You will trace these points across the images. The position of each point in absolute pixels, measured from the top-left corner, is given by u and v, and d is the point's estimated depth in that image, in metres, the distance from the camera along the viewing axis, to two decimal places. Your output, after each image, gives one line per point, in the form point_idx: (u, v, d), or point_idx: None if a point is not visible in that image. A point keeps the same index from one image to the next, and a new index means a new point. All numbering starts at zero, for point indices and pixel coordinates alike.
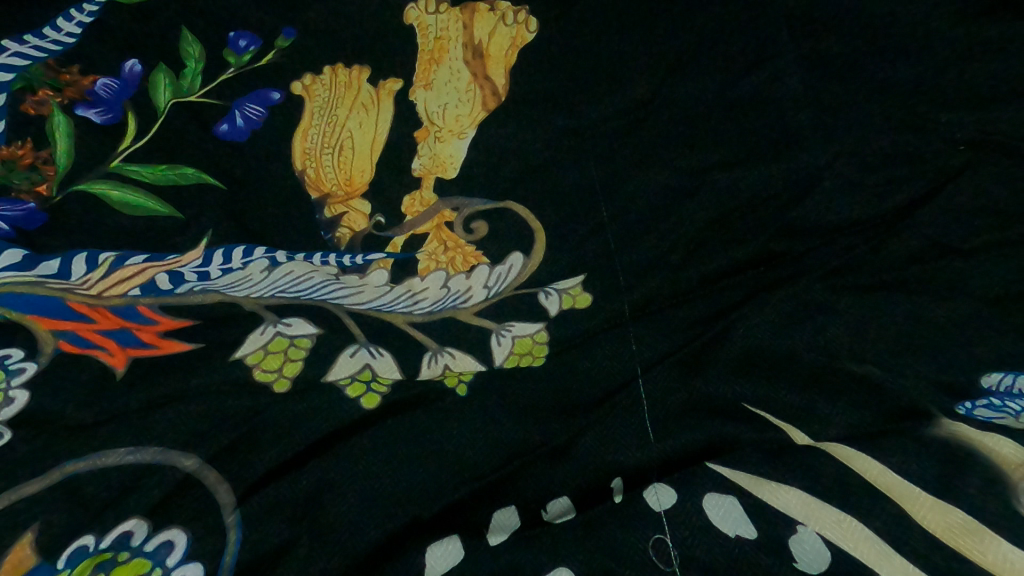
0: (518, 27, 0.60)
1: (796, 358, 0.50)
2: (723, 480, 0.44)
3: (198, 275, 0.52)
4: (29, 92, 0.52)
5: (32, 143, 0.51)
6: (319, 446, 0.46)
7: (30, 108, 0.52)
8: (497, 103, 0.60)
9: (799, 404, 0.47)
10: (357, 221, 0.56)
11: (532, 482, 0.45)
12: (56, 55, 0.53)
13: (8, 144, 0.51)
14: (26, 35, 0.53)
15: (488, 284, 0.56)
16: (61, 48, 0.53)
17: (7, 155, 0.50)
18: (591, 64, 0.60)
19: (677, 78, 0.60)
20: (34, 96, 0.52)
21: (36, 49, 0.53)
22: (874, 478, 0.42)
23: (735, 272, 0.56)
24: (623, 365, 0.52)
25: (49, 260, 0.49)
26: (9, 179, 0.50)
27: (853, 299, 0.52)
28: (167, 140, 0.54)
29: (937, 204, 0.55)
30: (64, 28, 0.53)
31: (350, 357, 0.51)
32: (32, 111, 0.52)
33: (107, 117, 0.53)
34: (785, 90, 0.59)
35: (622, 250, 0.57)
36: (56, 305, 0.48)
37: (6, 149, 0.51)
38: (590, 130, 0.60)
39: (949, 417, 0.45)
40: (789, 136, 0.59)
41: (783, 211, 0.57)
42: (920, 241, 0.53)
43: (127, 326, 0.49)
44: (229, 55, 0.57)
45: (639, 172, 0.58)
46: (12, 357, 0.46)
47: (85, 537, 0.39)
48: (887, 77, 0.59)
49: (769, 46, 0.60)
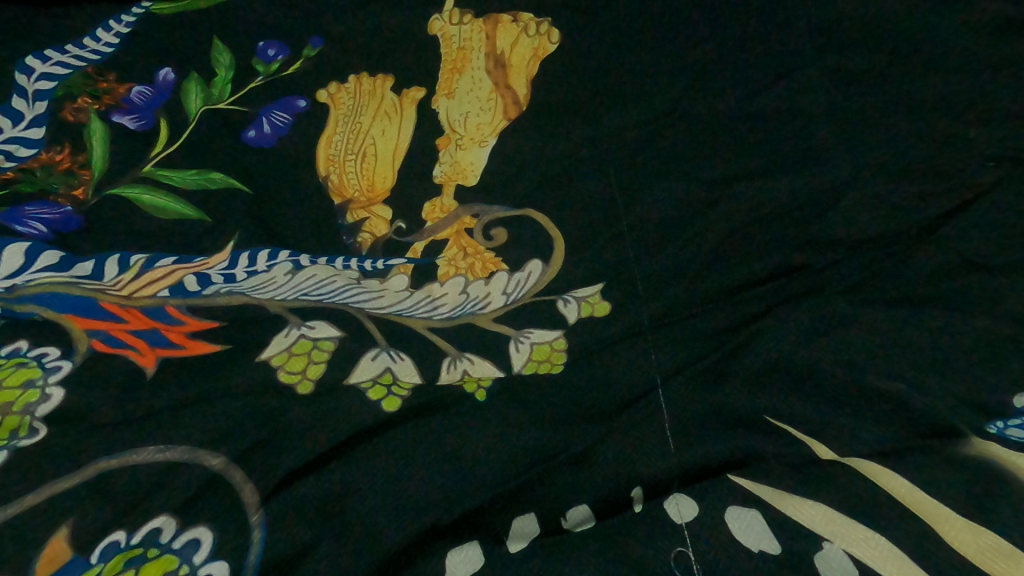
0: (540, 38, 0.62)
1: (820, 371, 0.49)
2: (746, 493, 0.44)
3: (225, 277, 0.52)
4: (71, 101, 0.55)
5: (69, 148, 0.53)
6: (340, 448, 0.46)
7: (69, 115, 0.54)
8: (519, 111, 0.61)
9: (823, 418, 0.47)
10: (379, 227, 0.57)
11: (552, 490, 0.45)
12: (96, 63, 0.56)
13: (49, 150, 0.53)
14: (68, 46, 0.57)
15: (508, 290, 0.56)
16: (101, 56, 0.57)
17: (46, 159, 0.53)
18: (613, 76, 0.61)
19: (699, 88, 0.60)
20: (73, 103, 0.54)
21: (76, 58, 0.56)
22: (902, 496, 0.42)
23: (760, 282, 0.54)
24: (644, 374, 0.51)
25: (83, 261, 0.50)
26: (48, 184, 0.52)
27: (882, 312, 0.50)
28: (198, 144, 0.56)
29: (967, 216, 0.53)
30: (103, 39, 0.57)
31: (371, 360, 0.51)
32: (70, 118, 0.54)
33: (141, 123, 0.55)
34: (805, 101, 0.59)
35: (643, 258, 0.56)
36: (88, 305, 0.49)
37: (46, 155, 0.53)
38: (611, 138, 0.60)
39: (978, 436, 0.44)
40: (814, 145, 0.58)
41: (807, 222, 0.56)
42: (949, 254, 0.52)
43: (157, 326, 0.50)
44: (258, 64, 0.59)
45: (660, 182, 0.58)
46: (49, 356, 0.47)
47: (116, 532, 0.40)
48: (915, 91, 0.58)
49: (789, 56, 0.60)
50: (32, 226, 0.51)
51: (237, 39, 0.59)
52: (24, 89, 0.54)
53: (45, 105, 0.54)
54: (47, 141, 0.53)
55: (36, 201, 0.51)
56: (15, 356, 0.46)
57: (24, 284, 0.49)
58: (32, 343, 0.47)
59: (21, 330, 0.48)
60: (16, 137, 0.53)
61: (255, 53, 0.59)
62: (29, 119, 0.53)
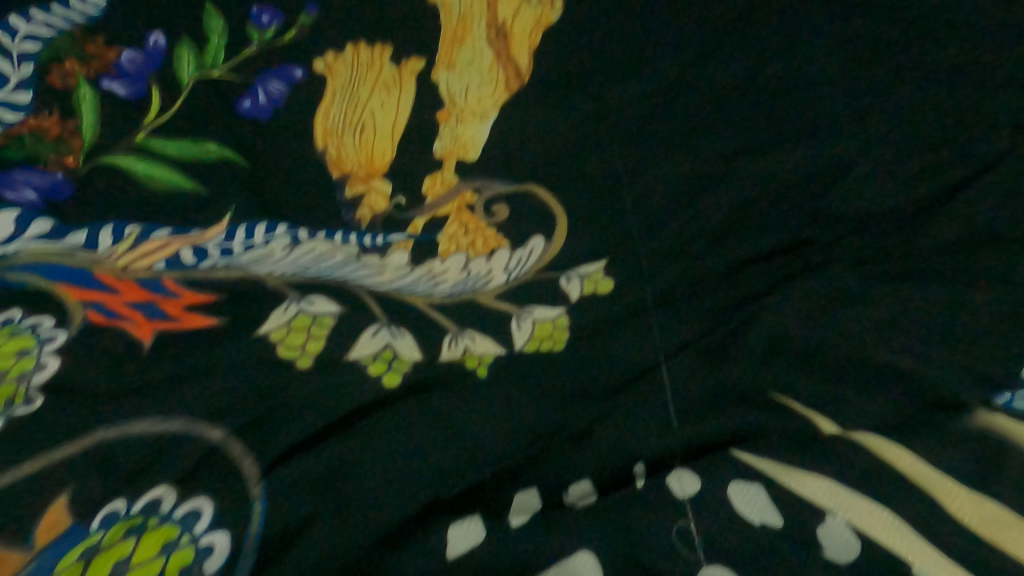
0: (543, 7, 0.60)
1: (824, 346, 0.49)
2: (749, 467, 0.43)
3: (222, 251, 0.51)
4: (58, 65, 0.53)
5: (59, 114, 0.52)
6: (340, 423, 0.46)
7: (57, 79, 0.53)
8: (520, 83, 0.59)
9: (829, 393, 0.46)
10: (378, 202, 0.56)
11: (553, 466, 0.46)
12: (82, 25, 0.54)
13: (37, 115, 0.51)
14: (52, 6, 0.55)
15: (509, 267, 0.55)
16: (88, 18, 0.55)
17: (35, 125, 0.51)
18: (617, 48, 0.60)
19: (705, 60, 0.59)
20: (61, 67, 0.53)
21: (62, 19, 0.54)
22: (907, 469, 0.41)
23: (764, 258, 0.54)
24: (646, 349, 0.51)
25: (77, 232, 0.49)
26: (38, 151, 0.51)
27: (891, 287, 0.49)
28: (192, 114, 0.54)
29: (980, 190, 0.52)
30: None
31: (371, 336, 0.51)
32: (59, 84, 0.52)
33: (132, 90, 0.54)
34: (815, 73, 0.57)
35: (646, 234, 0.56)
36: (84, 276, 0.48)
37: (34, 120, 0.51)
38: (615, 111, 0.59)
39: (985, 409, 0.43)
40: (824, 119, 0.57)
41: (813, 197, 0.55)
42: (960, 228, 0.51)
43: (153, 299, 0.49)
44: (253, 31, 0.57)
45: (664, 156, 0.57)
46: (43, 325, 0.46)
47: (116, 501, 0.40)
48: (929, 62, 0.56)
49: (800, 27, 0.58)
50: (23, 194, 0.49)
51: (231, 7, 0.57)
52: (8, 50, 0.52)
53: (31, 67, 0.52)
54: (36, 107, 0.52)
55: (26, 169, 0.50)
56: (8, 325, 0.45)
57: (17, 253, 0.48)
58: (26, 312, 0.46)
59: (15, 299, 0.46)
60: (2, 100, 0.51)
61: (249, 20, 0.57)
62: (15, 82, 0.52)
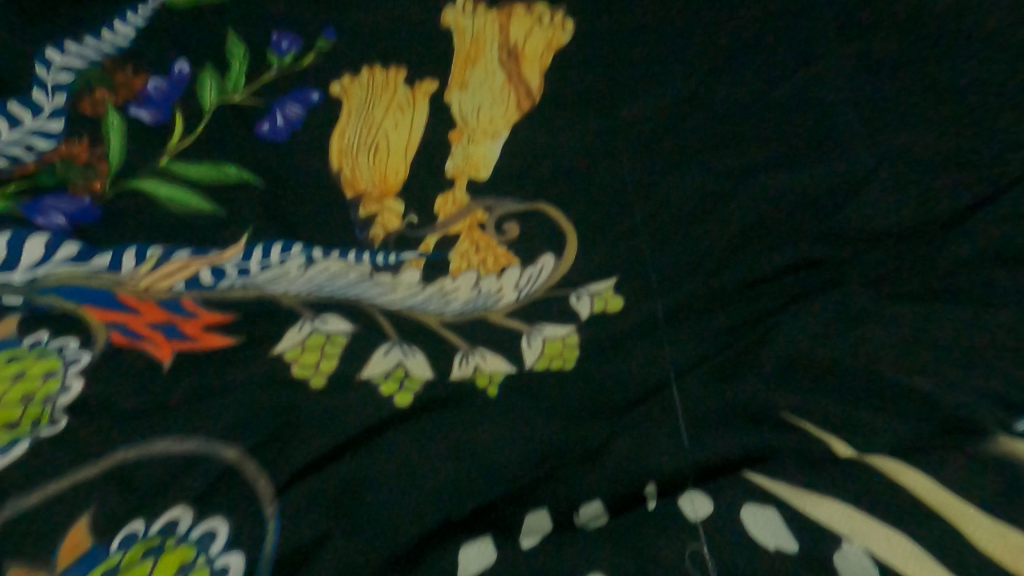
0: (554, 28, 0.61)
1: (839, 367, 0.48)
2: (763, 490, 0.43)
3: (239, 270, 0.53)
4: (88, 93, 0.55)
5: (87, 141, 0.54)
6: (353, 441, 0.46)
7: (87, 107, 0.54)
8: (532, 103, 0.60)
9: (843, 415, 0.46)
10: (391, 221, 0.56)
11: (564, 486, 0.46)
12: (113, 56, 0.57)
13: (68, 142, 0.53)
14: (85, 37, 0.57)
15: (519, 285, 0.55)
16: (118, 50, 0.57)
17: (64, 152, 0.53)
18: (626, 68, 0.61)
19: (714, 80, 0.59)
20: (91, 96, 0.55)
21: (94, 50, 0.56)
22: (924, 494, 0.41)
23: (774, 278, 0.54)
24: (655, 369, 0.51)
25: (101, 254, 0.51)
26: (67, 177, 0.52)
27: (907, 309, 0.48)
28: (213, 137, 0.56)
29: (1003, 208, 0.50)
30: (120, 32, 0.57)
31: (383, 355, 0.51)
32: (88, 112, 0.54)
33: (158, 116, 0.55)
34: (826, 93, 0.57)
35: (657, 253, 0.56)
36: (107, 297, 0.50)
37: (64, 148, 0.53)
38: (626, 130, 0.59)
39: (1009, 433, 0.42)
40: (835, 138, 0.56)
41: (825, 216, 0.55)
42: (980, 248, 0.50)
43: (173, 319, 0.50)
44: (272, 56, 0.59)
45: (675, 175, 0.57)
46: (68, 347, 0.47)
47: (134, 523, 0.41)
48: (947, 77, 0.55)
49: (810, 47, 0.59)
50: (53, 219, 0.51)
51: (250, 31, 0.59)
52: (43, 82, 0.54)
53: (64, 97, 0.54)
54: (66, 134, 0.54)
55: (56, 195, 0.52)
56: (35, 347, 0.46)
57: (45, 276, 0.49)
58: (52, 334, 0.47)
59: (43, 321, 0.48)
60: (34, 130, 0.53)
61: (268, 45, 0.59)
62: (48, 112, 0.54)
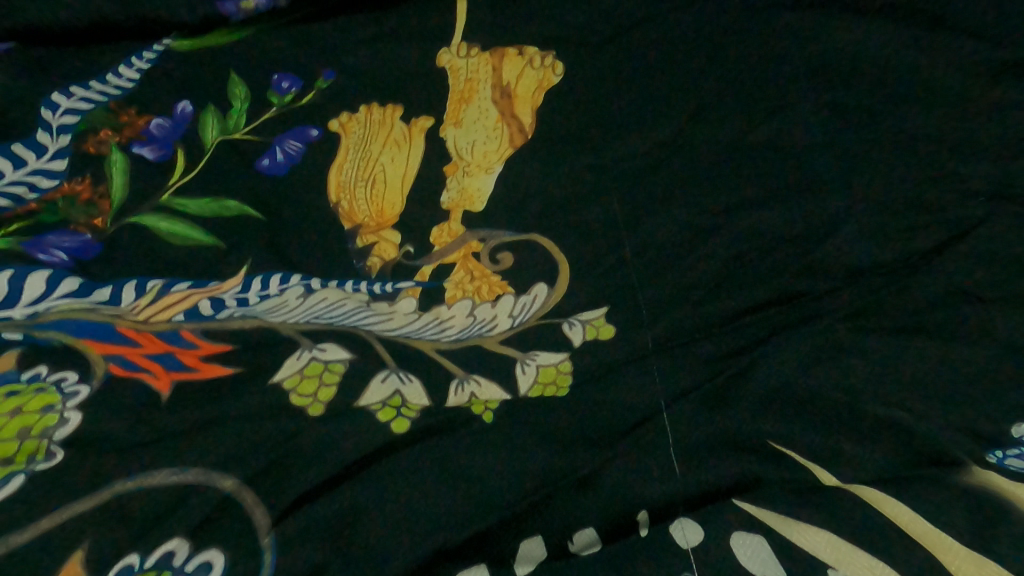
0: (545, 70, 0.65)
1: (821, 396, 0.50)
2: (751, 519, 0.45)
3: (238, 301, 0.53)
4: (93, 134, 0.58)
5: (90, 179, 0.56)
6: (350, 470, 0.47)
7: (92, 147, 0.57)
8: (524, 139, 0.63)
9: (826, 444, 0.47)
10: (388, 251, 0.58)
11: (558, 514, 0.46)
12: (118, 98, 0.60)
13: (71, 181, 0.56)
14: (91, 82, 0.60)
15: (514, 313, 0.57)
16: (122, 91, 0.60)
17: (68, 190, 0.55)
18: (614, 107, 0.64)
19: (696, 119, 0.62)
20: (96, 136, 0.58)
21: (99, 93, 0.60)
22: (905, 525, 0.43)
23: (759, 308, 0.55)
24: (648, 398, 0.52)
25: (102, 287, 0.52)
26: (69, 214, 0.54)
27: (883, 341, 0.51)
28: (215, 173, 0.58)
29: (968, 246, 0.53)
30: (125, 75, 0.61)
31: (381, 382, 0.52)
32: (93, 151, 0.57)
33: (160, 154, 0.58)
34: (802, 131, 0.60)
35: (647, 282, 0.57)
36: (106, 330, 0.50)
37: (68, 186, 0.55)
38: (613, 166, 0.62)
39: (979, 465, 0.45)
40: (813, 174, 0.59)
41: (806, 250, 0.56)
42: (948, 284, 0.52)
43: (171, 350, 0.50)
44: (273, 96, 0.62)
45: (661, 208, 0.60)
46: (67, 380, 0.48)
47: (129, 556, 0.42)
48: (912, 121, 0.59)
49: (785, 89, 0.62)
50: (54, 255, 0.52)
51: (254, 74, 0.62)
52: (50, 123, 0.57)
53: (68, 138, 0.57)
54: (69, 173, 0.56)
55: (58, 232, 0.53)
56: (35, 380, 0.47)
57: (46, 311, 0.50)
58: (51, 367, 0.48)
59: (43, 355, 0.48)
60: (39, 169, 0.56)
61: (270, 85, 0.62)
62: (53, 152, 0.56)
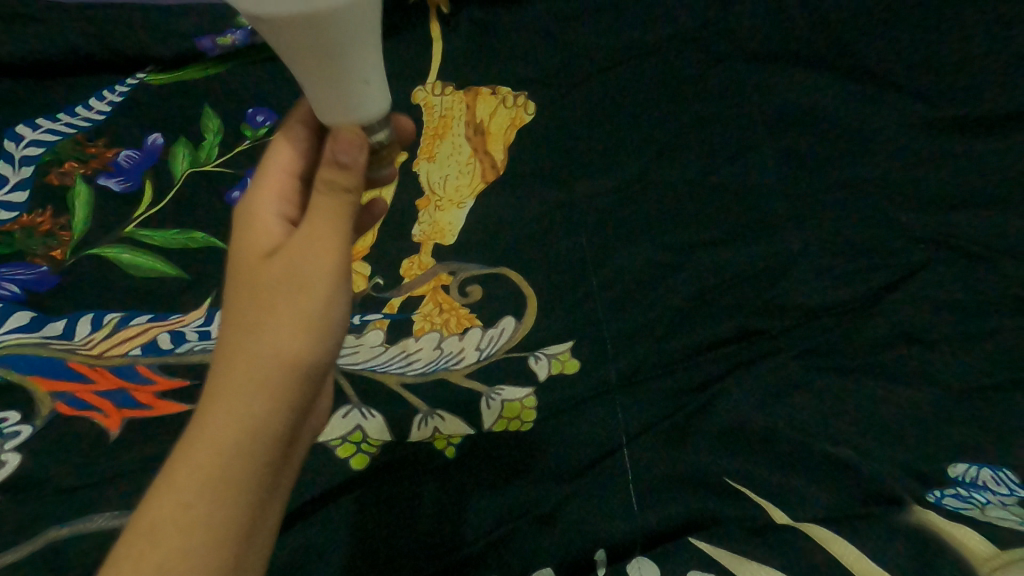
0: (517, 109, 0.69)
1: (775, 434, 0.51)
2: (706, 557, 0.45)
3: (200, 334, 0.52)
4: (58, 166, 0.60)
5: (51, 212, 0.58)
6: (304, 508, 0.49)
7: (55, 178, 0.60)
8: (496, 175, 0.66)
9: (778, 481, 0.49)
10: (358, 282, 0.60)
11: (513, 551, 0.47)
12: (86, 129, 0.64)
13: (31, 214, 0.57)
14: (59, 115, 0.65)
15: (481, 346, 0.57)
16: (91, 123, 0.64)
17: (28, 223, 0.57)
18: (579, 149, 0.67)
19: (659, 162, 0.65)
20: (61, 168, 0.60)
21: (67, 125, 0.64)
22: (851, 564, 0.43)
23: (719, 344, 0.56)
24: (609, 433, 0.52)
25: (56, 322, 0.51)
26: (29, 246, 0.55)
27: (833, 381, 0.52)
28: (183, 204, 0.59)
29: (915, 290, 0.56)
30: (95, 108, 0.65)
31: (342, 418, 0.53)
32: (56, 183, 0.59)
33: (126, 185, 0.60)
34: (758, 176, 0.63)
35: (611, 317, 0.58)
36: (56, 365, 0.49)
37: (29, 219, 0.57)
38: (579, 204, 0.64)
39: (921, 505, 0.46)
40: (769, 217, 0.61)
41: (764, 289, 0.58)
42: (895, 327, 0.54)
43: (126, 386, 0.49)
44: (246, 128, 0.64)
45: (625, 247, 0.61)
46: (9, 421, 0.46)
47: None
48: (859, 169, 0.62)
49: (742, 136, 0.65)
50: (7, 288, 0.53)
51: (230, 112, 0.65)
52: (13, 155, 0.61)
53: (30, 169, 0.60)
54: (29, 206, 0.58)
55: (14, 264, 0.54)
56: None
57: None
58: None
59: None
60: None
61: (244, 118, 0.65)
62: (15, 183, 0.59)
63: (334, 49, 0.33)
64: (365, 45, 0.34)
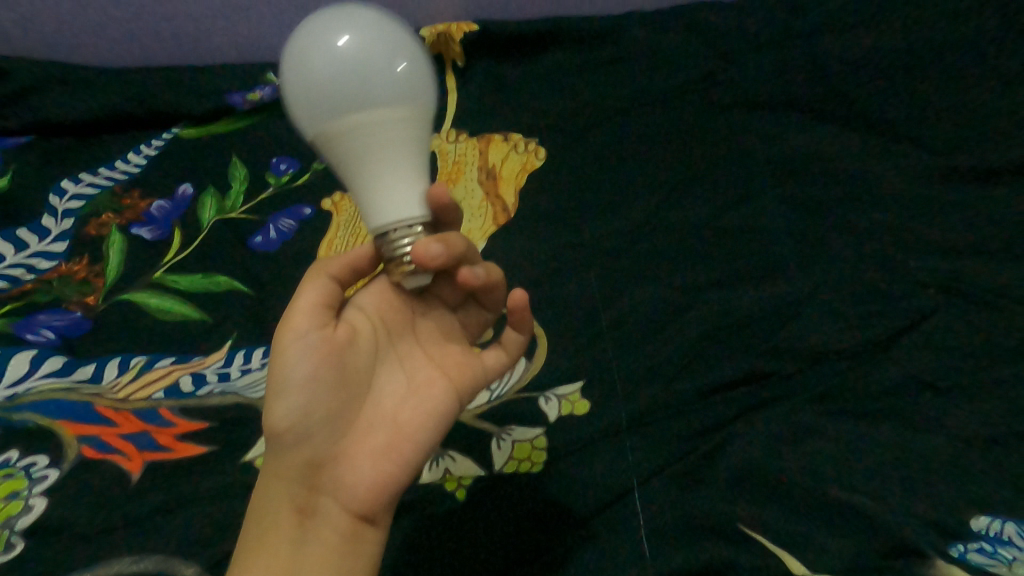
0: (528, 155, 0.72)
1: (790, 481, 0.50)
2: None
3: (219, 376, 0.53)
4: (96, 217, 0.64)
5: (87, 260, 0.61)
6: None
7: (92, 229, 0.63)
8: (507, 218, 0.68)
9: (795, 531, 0.47)
10: None
11: None
12: (122, 182, 0.68)
13: (69, 262, 0.61)
14: (99, 169, 0.70)
15: (491, 386, 0.58)
16: (128, 176, 0.69)
17: (65, 271, 0.60)
18: (586, 194, 0.69)
19: (663, 208, 0.67)
20: (98, 219, 0.64)
21: (106, 178, 0.69)
22: None
23: (730, 387, 0.56)
24: (621, 476, 0.51)
25: (85, 366, 0.53)
26: (64, 293, 0.58)
27: (846, 426, 0.52)
28: (210, 250, 0.62)
29: (923, 335, 0.56)
30: (132, 161, 0.71)
31: None
32: (93, 232, 0.63)
33: (157, 233, 0.63)
34: (761, 220, 0.65)
35: (621, 358, 0.58)
36: (83, 409, 0.50)
37: (66, 267, 0.60)
38: (587, 246, 0.65)
39: (942, 558, 0.45)
40: (775, 260, 0.62)
41: (773, 331, 0.58)
42: (906, 371, 0.54)
43: (148, 429, 0.50)
44: (270, 177, 0.69)
45: (633, 288, 0.62)
46: (38, 464, 0.47)
47: None
48: (861, 214, 0.64)
49: (743, 183, 0.68)
50: (42, 334, 0.55)
51: (256, 163, 0.70)
52: (56, 208, 0.65)
53: (71, 221, 0.64)
54: (68, 255, 0.61)
55: (50, 311, 0.57)
56: (5, 467, 0.47)
57: (25, 392, 0.51)
58: (23, 452, 0.48)
59: (13, 439, 0.49)
60: (41, 252, 0.61)
61: (268, 167, 0.69)
62: (56, 234, 0.63)
63: (370, 151, 0.40)
64: (399, 148, 0.41)
